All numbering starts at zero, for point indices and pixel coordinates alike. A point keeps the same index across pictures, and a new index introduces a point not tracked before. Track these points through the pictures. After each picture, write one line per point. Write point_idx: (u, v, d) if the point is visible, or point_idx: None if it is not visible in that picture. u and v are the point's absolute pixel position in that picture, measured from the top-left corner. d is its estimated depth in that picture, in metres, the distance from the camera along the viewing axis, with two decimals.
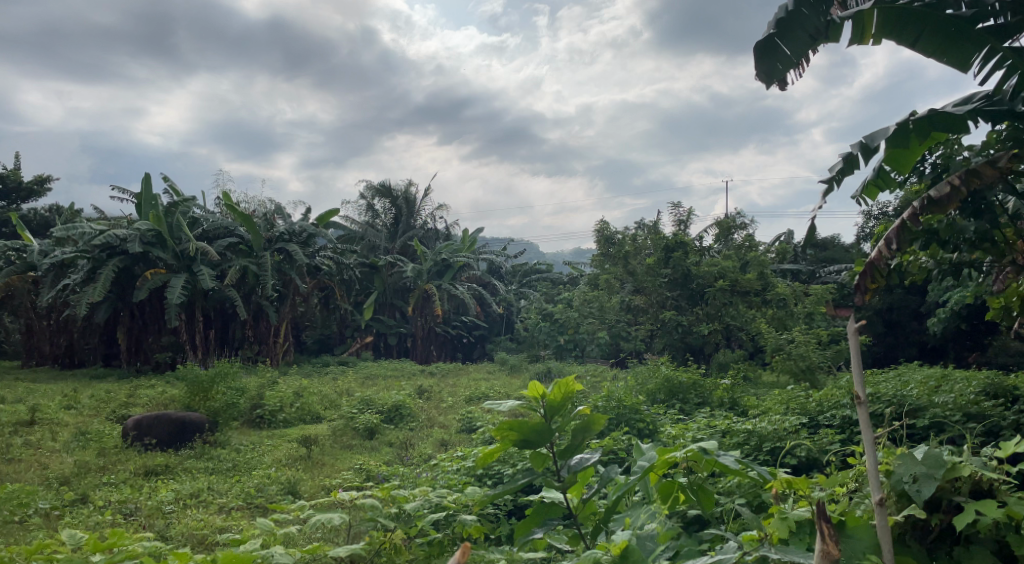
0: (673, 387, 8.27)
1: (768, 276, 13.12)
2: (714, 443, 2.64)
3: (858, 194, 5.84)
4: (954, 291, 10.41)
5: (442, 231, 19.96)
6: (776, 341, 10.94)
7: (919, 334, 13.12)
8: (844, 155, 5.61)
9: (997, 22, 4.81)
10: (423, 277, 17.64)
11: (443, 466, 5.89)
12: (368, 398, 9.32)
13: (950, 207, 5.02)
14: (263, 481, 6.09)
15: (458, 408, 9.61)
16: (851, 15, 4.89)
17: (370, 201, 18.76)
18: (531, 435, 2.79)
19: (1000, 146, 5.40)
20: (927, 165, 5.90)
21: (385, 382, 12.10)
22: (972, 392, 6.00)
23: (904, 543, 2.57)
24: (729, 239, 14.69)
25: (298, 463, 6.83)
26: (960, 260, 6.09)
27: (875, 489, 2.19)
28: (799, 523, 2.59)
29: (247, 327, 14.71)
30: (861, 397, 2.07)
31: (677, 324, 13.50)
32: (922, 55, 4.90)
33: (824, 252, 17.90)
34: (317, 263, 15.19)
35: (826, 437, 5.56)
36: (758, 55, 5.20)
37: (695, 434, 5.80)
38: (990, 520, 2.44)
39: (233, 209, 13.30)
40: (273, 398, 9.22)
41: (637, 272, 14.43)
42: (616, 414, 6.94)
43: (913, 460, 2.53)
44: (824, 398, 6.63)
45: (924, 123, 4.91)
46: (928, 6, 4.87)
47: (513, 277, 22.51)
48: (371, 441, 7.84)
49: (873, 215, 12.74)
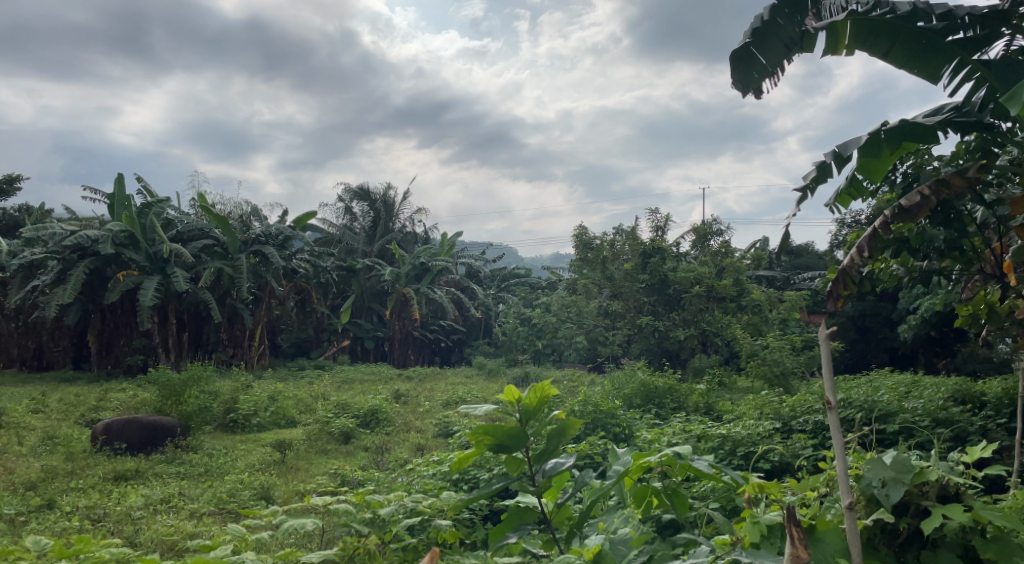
0: (649, 392, 8.31)
1: (743, 282, 13.27)
2: (689, 448, 2.66)
3: (832, 203, 5.94)
4: (924, 299, 10.58)
5: (421, 235, 19.96)
6: (751, 347, 11.06)
7: (890, 341, 13.34)
8: (817, 164, 5.71)
9: (966, 35, 4.90)
10: (401, 281, 17.56)
11: (419, 470, 5.86)
12: (344, 403, 9.25)
13: (919, 216, 5.17)
14: (236, 485, 6.01)
15: (434, 413, 9.56)
16: (826, 26, 5.04)
17: (347, 204, 18.59)
18: (506, 440, 2.80)
19: (968, 156, 5.51)
20: (898, 174, 6.00)
21: (361, 387, 11.99)
22: (941, 398, 6.12)
23: (872, 546, 2.61)
24: (705, 245, 14.82)
25: (272, 468, 6.75)
26: (930, 269, 6.20)
27: (845, 493, 2.22)
28: (770, 527, 2.61)
29: (221, 330, 14.51)
30: (831, 402, 2.11)
31: (654, 329, 13.58)
32: (894, 66, 5.01)
33: (798, 259, 18.10)
34: (293, 266, 15.07)
35: (799, 442, 5.62)
36: (734, 64, 5.29)
37: (670, 438, 5.82)
38: (957, 523, 2.48)
39: (208, 210, 13.15)
40: (247, 402, 9.08)
41: (614, 278, 14.54)
42: (592, 418, 6.95)
43: (882, 465, 2.57)
44: (797, 403, 6.70)
45: (895, 133, 5.04)
46: (899, 18, 4.94)
47: (491, 281, 22.49)
48: (346, 446, 7.77)
49: (845, 223, 12.96)
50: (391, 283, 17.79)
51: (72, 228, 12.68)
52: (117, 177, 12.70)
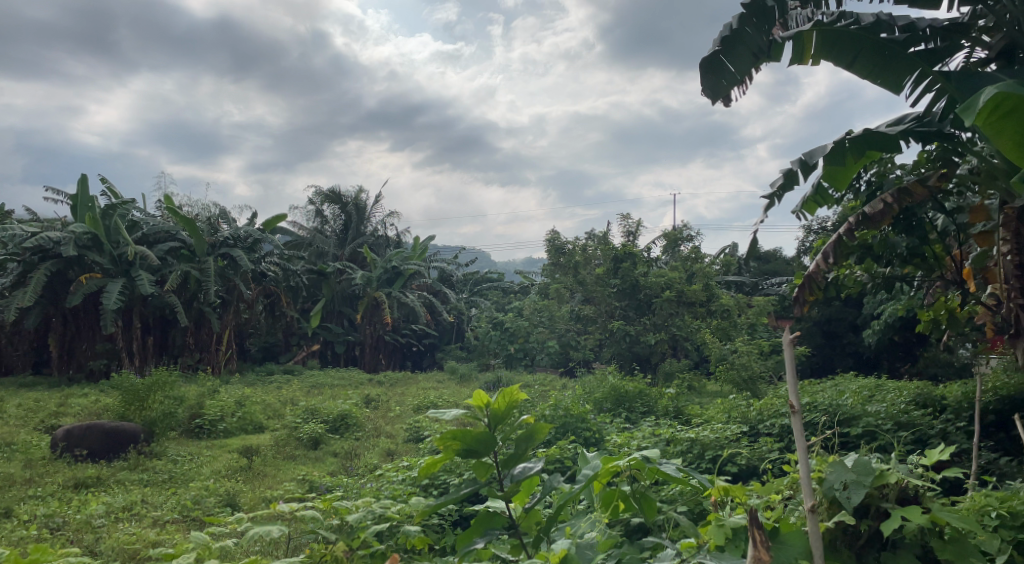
0: (619, 396, 8.36)
1: (712, 287, 13.44)
2: (657, 452, 2.69)
3: (799, 210, 6.05)
4: (887, 305, 10.80)
5: (393, 239, 19.86)
6: (720, 352, 11.19)
7: (855, 345, 13.58)
8: (784, 171, 5.81)
9: (928, 47, 5.06)
10: (373, 284, 17.43)
11: (388, 476, 5.82)
12: (313, 407, 9.14)
13: (883, 223, 5.36)
14: (201, 493, 5.90)
15: (405, 418, 9.50)
16: (792, 35, 5.15)
17: (318, 207, 18.42)
18: (475, 444, 2.79)
19: (929, 165, 5.65)
20: (862, 182, 6.13)
21: (330, 391, 11.86)
22: (903, 401, 6.25)
23: (834, 548, 2.66)
24: (676, 251, 14.95)
25: (239, 475, 6.65)
26: (893, 275, 6.34)
27: (807, 495, 2.26)
28: (735, 530, 2.64)
29: (188, 334, 14.27)
30: (794, 406, 2.16)
31: (625, 334, 13.65)
32: (858, 76, 5.10)
33: (766, 265, 18.35)
34: (262, 269, 14.90)
35: (765, 445, 5.70)
36: (703, 71, 5.35)
37: (639, 442, 5.85)
38: (915, 524, 2.54)
39: (175, 212, 12.94)
40: (214, 407, 8.94)
41: (587, 282, 14.63)
42: (562, 423, 6.96)
43: (844, 467, 2.62)
44: (764, 407, 6.79)
45: (858, 142, 5.15)
46: (862, 29, 5.07)
47: (464, 285, 22.42)
48: (315, 452, 7.68)
49: (812, 230, 13.18)
50: (362, 287, 17.65)
51: (34, 229, 12.39)
52: (81, 178, 12.44)
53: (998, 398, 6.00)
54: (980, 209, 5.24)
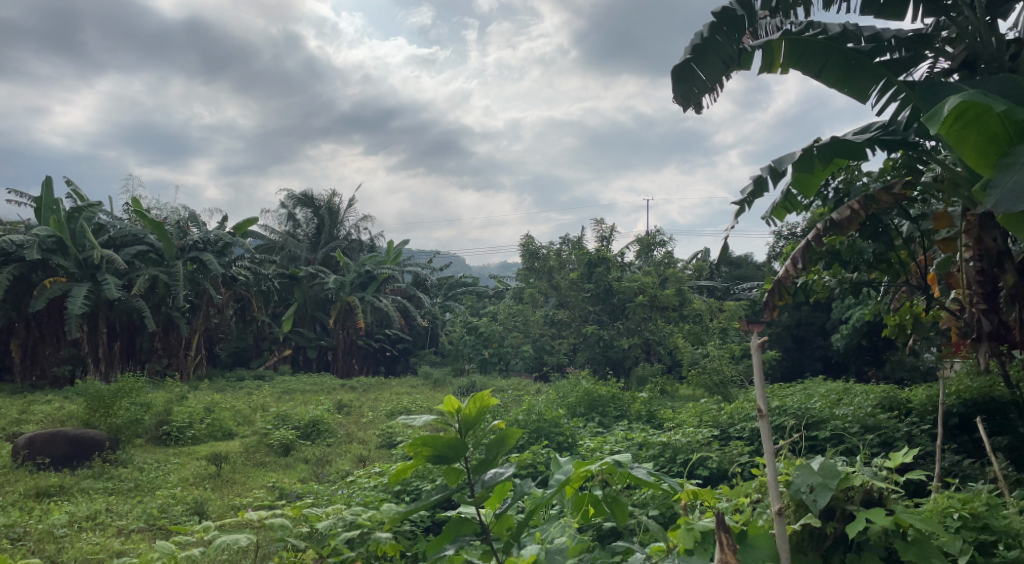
0: (592, 401, 8.39)
1: (684, 292, 13.59)
2: (628, 456, 2.71)
3: (769, 216, 6.15)
4: (855, 310, 10.99)
5: (367, 243, 19.77)
6: (692, 356, 11.28)
7: (824, 349, 13.80)
8: (754, 178, 5.89)
9: (894, 57, 5.18)
10: (346, 289, 17.30)
11: (360, 482, 5.77)
12: (283, 414, 9.03)
13: (850, 228, 5.47)
14: (167, 501, 5.79)
15: (378, 424, 9.43)
16: (761, 44, 5.25)
17: (290, 211, 18.29)
18: (445, 450, 2.77)
19: (894, 173, 5.78)
20: (830, 189, 6.23)
21: (302, 397, 11.72)
22: (869, 405, 6.36)
23: (801, 551, 2.70)
24: (649, 255, 15.06)
25: (207, 483, 6.54)
26: (860, 280, 6.46)
27: (774, 499, 2.28)
28: (703, 533, 2.66)
29: (156, 340, 14.01)
30: (762, 410, 2.20)
31: (598, 338, 13.69)
32: (826, 85, 5.19)
33: (737, 270, 18.58)
34: (232, 273, 14.71)
35: (735, 448, 5.76)
36: (675, 79, 5.39)
37: (612, 447, 5.88)
38: (880, 526, 2.57)
39: (143, 216, 12.73)
40: (182, 413, 8.80)
41: (561, 286, 14.73)
42: (535, 428, 6.95)
43: (810, 470, 2.65)
44: (735, 410, 6.87)
45: (827, 149, 5.26)
46: (830, 38, 5.17)
47: (438, 289, 22.36)
48: (286, 458, 7.60)
49: (782, 235, 13.36)
50: (335, 291, 17.50)
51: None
52: (45, 180, 12.17)
53: (962, 401, 6.13)
54: (944, 216, 5.38)
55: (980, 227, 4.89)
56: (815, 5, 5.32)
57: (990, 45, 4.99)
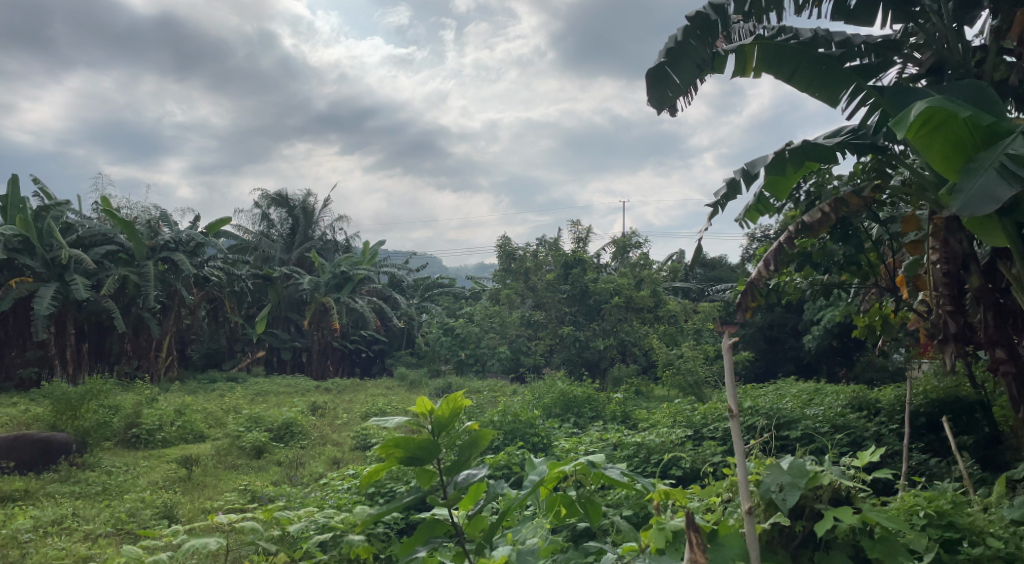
0: (568, 401, 8.40)
1: (659, 294, 13.72)
2: (602, 457, 2.72)
3: (743, 218, 6.22)
4: (826, 311, 11.15)
5: (342, 243, 19.68)
6: (666, 357, 11.37)
7: (795, 350, 14.01)
8: (727, 181, 5.96)
9: (863, 62, 5.24)
10: (321, 290, 17.17)
11: (333, 484, 5.73)
12: (256, 416, 8.93)
13: (820, 231, 5.56)
14: (136, 505, 5.69)
15: (352, 425, 9.37)
16: (734, 49, 5.31)
17: (265, 211, 18.15)
18: (418, 452, 2.76)
19: (864, 176, 5.87)
20: (802, 192, 6.31)
21: (275, 399, 11.58)
22: (839, 405, 6.46)
23: (771, 549, 2.72)
24: (625, 257, 15.14)
25: (178, 486, 6.44)
26: (830, 282, 6.57)
27: (745, 498, 2.30)
28: (675, 533, 2.67)
29: (126, 341, 13.77)
30: (733, 409, 2.22)
31: (575, 339, 13.70)
32: (797, 90, 5.27)
33: (711, 272, 18.78)
34: (204, 274, 14.53)
35: (708, 448, 5.81)
36: (649, 82, 5.46)
37: (586, 447, 5.90)
38: (847, 525, 2.61)
39: (114, 216, 12.53)
40: (152, 416, 8.66)
41: (537, 288, 14.81)
42: (511, 428, 6.95)
43: (779, 470, 2.69)
44: (708, 410, 6.94)
45: (798, 153, 5.35)
46: (802, 44, 5.23)
47: (415, 290, 22.30)
48: (258, 461, 7.51)
49: (756, 237, 13.53)
50: (310, 292, 17.35)
51: None
52: (11, 178, 11.91)
53: (929, 401, 6.24)
54: (911, 219, 5.49)
55: (947, 231, 5.00)
56: (787, 10, 5.39)
57: (957, 51, 5.09)
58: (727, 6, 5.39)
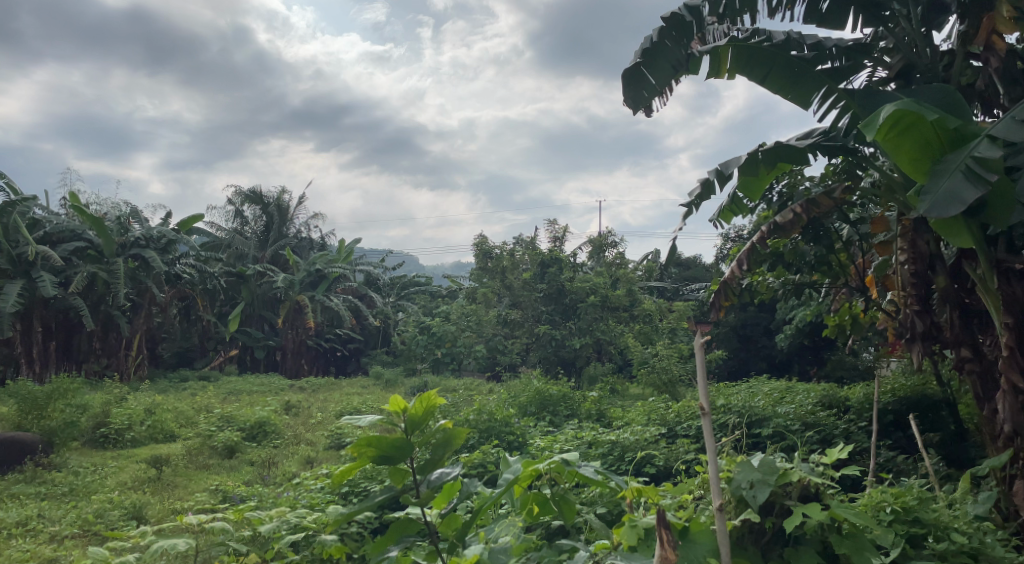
0: (543, 400, 8.41)
1: (635, 293, 13.85)
2: (576, 455, 2.73)
3: (717, 218, 6.28)
4: (797, 310, 11.31)
5: (317, 241, 19.55)
6: (641, 355, 11.46)
7: (768, 349, 14.18)
8: (701, 181, 6.01)
9: (835, 65, 5.34)
10: (295, 288, 17.01)
11: (306, 484, 5.68)
12: (229, 415, 8.81)
13: (792, 232, 5.64)
14: (104, 505, 5.58)
15: (326, 424, 9.30)
16: (709, 50, 5.36)
17: (238, 208, 17.98)
18: (391, 451, 2.74)
19: (835, 178, 5.96)
20: (775, 193, 6.38)
21: (248, 399, 11.44)
22: (810, 403, 6.56)
23: (741, 546, 2.75)
24: (601, 256, 15.21)
25: (146, 487, 6.33)
26: (802, 282, 6.67)
27: (716, 495, 2.32)
28: (647, 530, 2.70)
29: (95, 339, 13.51)
30: (705, 407, 2.24)
31: (551, 338, 13.77)
32: (770, 91, 5.32)
33: (686, 271, 18.97)
34: (176, 271, 14.31)
35: (681, 446, 5.87)
36: (626, 83, 5.49)
37: (562, 445, 5.90)
38: (816, 521, 2.65)
39: (82, 212, 12.30)
40: (121, 415, 8.52)
41: (514, 287, 14.75)
42: (486, 427, 6.94)
43: (750, 467, 2.72)
44: (681, 408, 7.00)
45: (770, 154, 5.41)
46: (775, 46, 5.30)
47: (391, 288, 22.20)
48: (230, 461, 7.42)
49: (730, 238, 13.69)
50: (284, 290, 17.18)
51: None
52: None
53: (897, 399, 6.37)
54: (881, 221, 5.58)
55: (915, 232, 5.08)
56: (760, 13, 5.45)
57: (925, 55, 5.20)
58: (702, 7, 5.42)
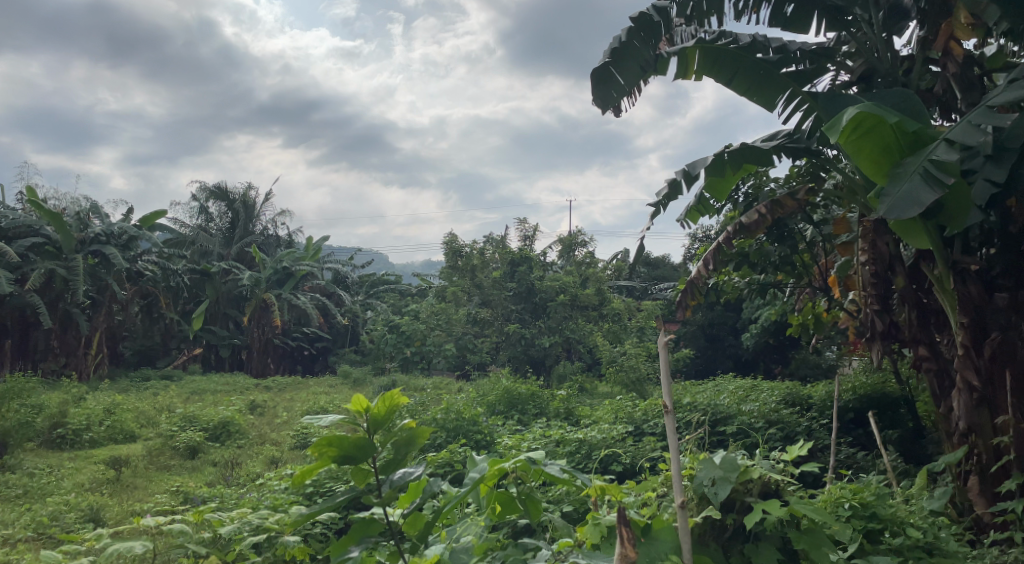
0: (512, 399, 8.40)
1: (604, 292, 13.95)
2: (541, 453, 2.73)
3: (683, 218, 6.34)
4: (762, 310, 11.49)
5: (285, 239, 19.35)
6: (610, 354, 11.54)
7: (734, 348, 14.39)
8: (669, 181, 6.06)
9: (799, 68, 5.40)
10: (261, 286, 16.74)
11: (269, 485, 5.60)
12: (191, 415, 8.66)
13: (757, 232, 5.71)
14: (59, 507, 5.44)
15: (292, 424, 9.19)
16: (677, 52, 5.40)
17: (203, 204, 17.74)
18: (352, 451, 2.71)
19: (799, 179, 6.06)
20: (740, 194, 6.46)
21: (212, 398, 11.26)
22: (773, 401, 6.65)
23: (703, 543, 2.76)
24: (571, 255, 15.28)
25: (104, 488, 6.20)
26: (766, 281, 6.78)
27: (678, 493, 2.33)
28: (609, 528, 2.70)
29: (52, 337, 13.15)
30: (668, 405, 2.25)
31: (521, 337, 13.77)
32: (736, 93, 5.37)
33: (655, 271, 19.16)
34: (138, 268, 14.02)
35: (647, 444, 5.92)
36: (594, 82, 5.49)
37: (529, 444, 5.90)
38: (775, 517, 2.68)
39: (39, 207, 11.99)
40: (79, 415, 8.31)
41: (484, 286, 14.73)
42: (454, 426, 6.92)
43: (712, 465, 2.74)
44: (648, 406, 7.06)
45: (736, 155, 5.47)
46: (741, 48, 5.35)
47: (360, 287, 22.05)
48: (192, 461, 7.29)
49: (698, 237, 13.84)
50: (250, 288, 16.92)
51: None
52: None
53: (858, 397, 6.50)
54: (842, 222, 5.69)
55: (875, 232, 5.18)
56: (727, 15, 5.51)
57: (886, 60, 5.29)
58: (670, 8, 5.46)
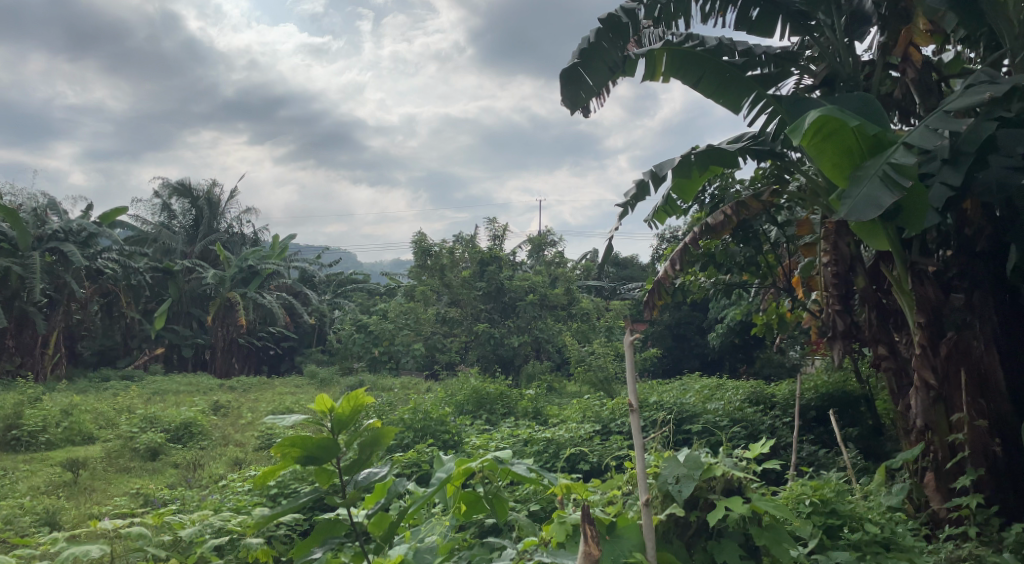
0: (480, 399, 8.37)
1: (573, 292, 14.29)
2: (508, 453, 2.73)
3: (650, 218, 6.40)
4: (727, 310, 11.66)
5: (251, 237, 19.07)
6: (579, 353, 11.59)
7: (700, 347, 14.58)
8: (637, 182, 6.11)
9: (763, 72, 5.50)
10: (226, 285, 16.46)
11: (233, 486, 5.50)
12: (152, 416, 8.47)
13: (722, 233, 5.80)
14: (13, 511, 5.28)
15: (256, 425, 9.05)
16: (645, 54, 5.45)
17: (166, 201, 17.40)
18: (316, 451, 2.67)
19: (763, 181, 6.15)
20: (707, 195, 6.54)
21: (174, 399, 11.05)
22: (738, 399, 6.74)
23: (667, 540, 2.78)
24: (540, 255, 15.31)
25: (60, 491, 6.04)
26: (732, 282, 6.87)
27: (642, 491, 2.35)
28: (574, 527, 2.71)
29: (7, 337, 12.77)
30: (634, 403, 2.26)
31: (490, 336, 13.75)
32: (702, 95, 5.44)
33: (623, 271, 19.33)
34: (98, 266, 13.69)
35: (614, 443, 5.95)
36: (564, 82, 5.52)
37: (498, 443, 5.89)
38: (737, 514, 2.71)
39: None
40: (35, 417, 8.08)
41: (452, 285, 14.68)
42: (421, 426, 6.88)
43: (676, 462, 2.78)
44: (615, 406, 7.10)
45: (702, 157, 5.53)
46: (708, 51, 5.42)
47: (328, 286, 21.84)
48: (153, 463, 7.14)
49: (665, 237, 13.96)
50: (215, 286, 16.63)
51: None
52: None
53: (819, 396, 6.61)
54: (805, 223, 5.79)
55: (836, 234, 5.29)
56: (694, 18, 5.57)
57: (847, 64, 5.39)
58: (638, 10, 5.50)
